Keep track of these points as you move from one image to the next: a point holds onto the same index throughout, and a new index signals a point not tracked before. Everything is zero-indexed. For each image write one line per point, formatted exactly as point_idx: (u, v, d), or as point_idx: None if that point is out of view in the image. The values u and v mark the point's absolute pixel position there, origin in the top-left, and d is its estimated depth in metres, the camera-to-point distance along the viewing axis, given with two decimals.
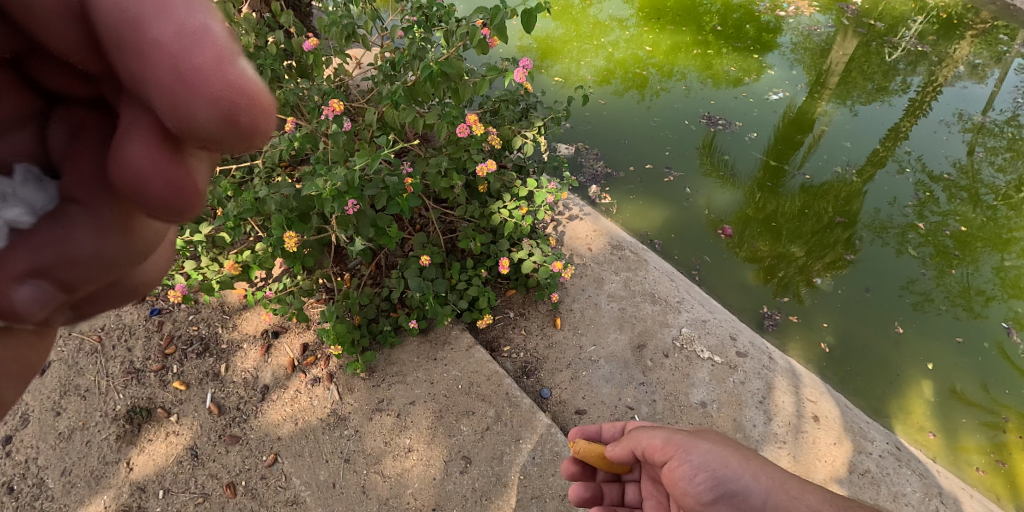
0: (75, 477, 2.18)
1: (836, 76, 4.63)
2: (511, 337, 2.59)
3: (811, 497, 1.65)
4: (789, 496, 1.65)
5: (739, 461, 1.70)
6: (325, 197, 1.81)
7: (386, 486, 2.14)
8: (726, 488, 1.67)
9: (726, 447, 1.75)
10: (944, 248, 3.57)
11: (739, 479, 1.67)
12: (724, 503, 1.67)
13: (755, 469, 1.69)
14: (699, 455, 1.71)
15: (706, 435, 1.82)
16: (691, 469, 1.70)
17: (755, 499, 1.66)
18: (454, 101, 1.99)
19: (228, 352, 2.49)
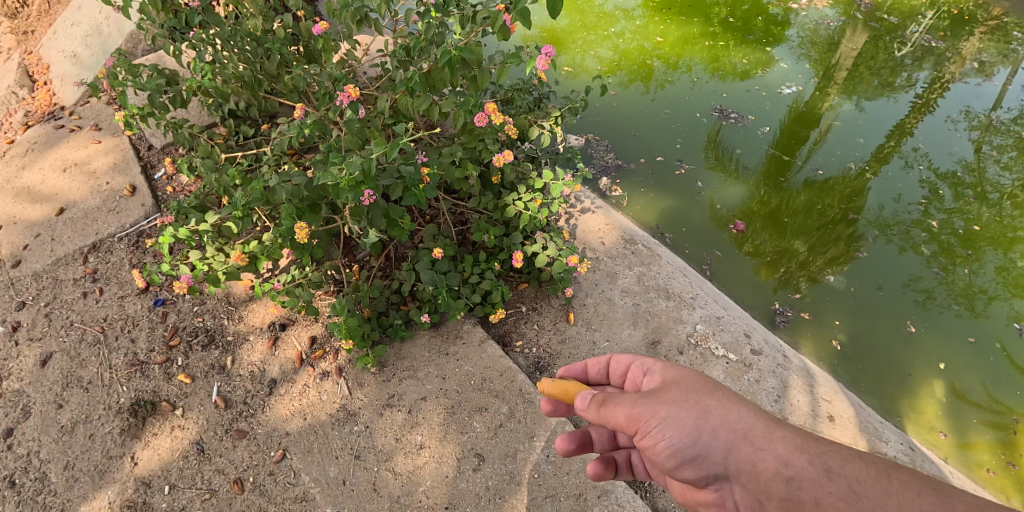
0: (78, 471, 2.14)
1: (844, 70, 4.53)
2: (524, 332, 2.54)
3: (780, 445, 1.43)
4: (754, 449, 1.44)
5: (699, 420, 1.48)
6: (342, 187, 1.76)
7: (397, 484, 2.10)
8: (687, 454, 1.48)
9: (683, 405, 1.51)
10: (948, 247, 3.48)
11: (700, 440, 1.47)
12: (690, 467, 1.50)
13: (716, 424, 1.47)
14: (654, 425, 1.49)
15: (665, 390, 1.57)
16: (649, 439, 1.50)
17: (718, 458, 1.47)
18: (473, 89, 1.93)
19: (234, 344, 2.44)
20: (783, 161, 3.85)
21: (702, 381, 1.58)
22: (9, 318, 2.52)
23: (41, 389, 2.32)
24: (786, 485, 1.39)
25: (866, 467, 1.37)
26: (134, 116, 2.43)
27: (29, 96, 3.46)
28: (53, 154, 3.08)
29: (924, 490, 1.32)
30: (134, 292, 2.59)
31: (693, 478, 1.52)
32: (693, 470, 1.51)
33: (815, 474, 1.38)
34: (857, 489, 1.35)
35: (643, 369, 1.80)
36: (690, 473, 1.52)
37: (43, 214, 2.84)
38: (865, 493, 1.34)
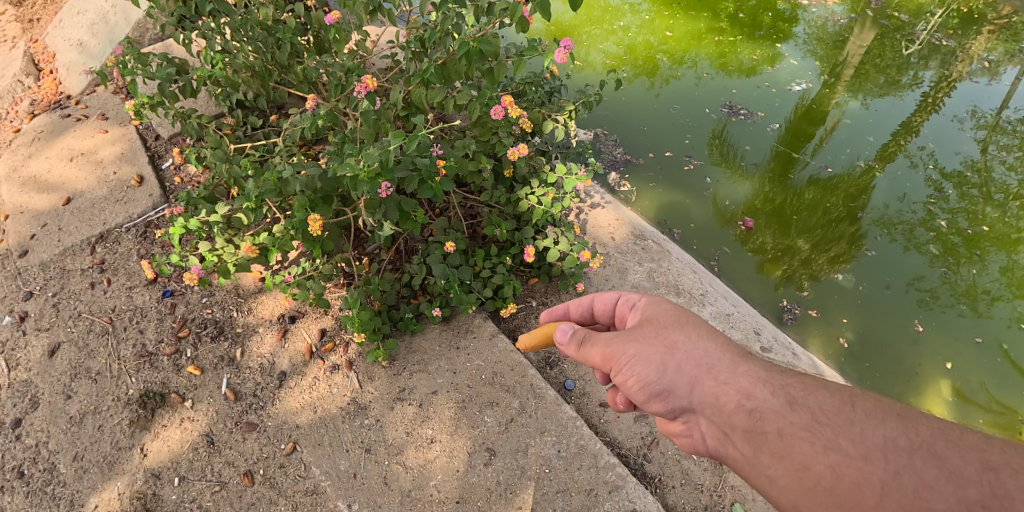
0: (87, 463, 2.14)
1: (851, 68, 4.47)
2: (535, 326, 2.53)
3: (744, 379, 1.42)
4: (718, 383, 1.43)
5: (666, 355, 1.49)
6: (359, 180, 1.75)
7: (408, 477, 2.09)
8: (655, 389, 1.50)
9: (651, 342, 1.52)
10: (952, 246, 3.47)
11: (665, 375, 1.48)
12: (658, 402, 1.51)
13: (682, 360, 1.48)
14: (624, 363, 1.52)
15: (637, 328, 1.58)
16: (621, 377, 1.54)
17: (684, 392, 1.47)
18: (490, 81, 1.93)
19: (243, 336, 2.43)
20: (792, 158, 3.83)
21: (677, 317, 1.57)
22: (17, 308, 2.51)
23: (50, 379, 2.32)
24: (748, 416, 1.37)
25: (830, 399, 1.36)
26: (145, 105, 2.42)
27: (34, 85, 3.43)
28: (60, 143, 3.06)
29: (889, 419, 1.30)
30: (142, 282, 2.58)
31: (663, 412, 1.53)
32: (661, 405, 1.52)
33: (777, 406, 1.36)
34: (820, 418, 1.32)
35: (629, 305, 1.74)
36: (659, 408, 1.53)
37: (50, 204, 2.83)
38: (829, 422, 1.31)
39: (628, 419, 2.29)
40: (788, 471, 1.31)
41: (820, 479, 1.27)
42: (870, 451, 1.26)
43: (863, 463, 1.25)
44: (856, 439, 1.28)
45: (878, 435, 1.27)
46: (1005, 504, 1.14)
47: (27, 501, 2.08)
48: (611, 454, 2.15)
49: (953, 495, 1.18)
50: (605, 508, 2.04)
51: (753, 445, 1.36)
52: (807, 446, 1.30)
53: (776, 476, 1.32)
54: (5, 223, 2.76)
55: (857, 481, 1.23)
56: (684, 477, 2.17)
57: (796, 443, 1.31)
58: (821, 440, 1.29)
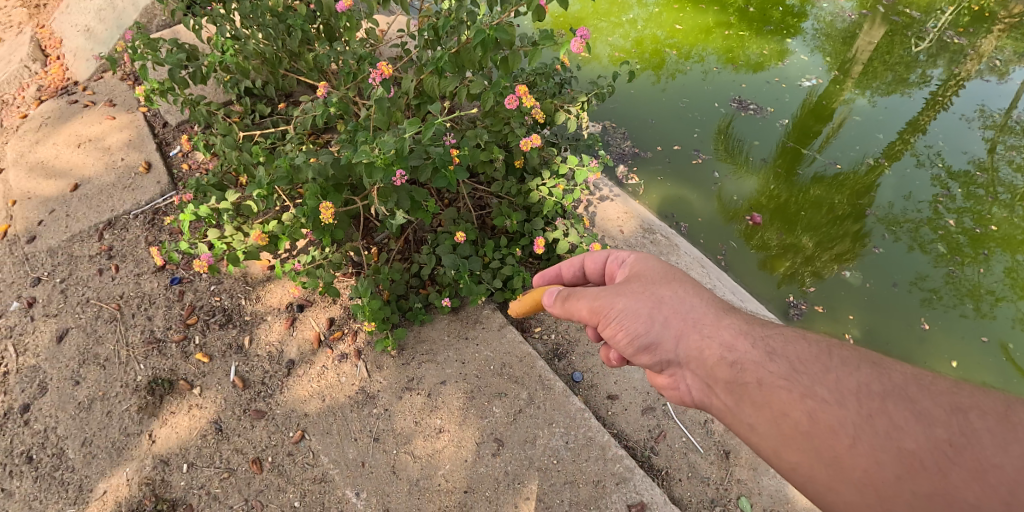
0: (96, 448, 2.14)
1: (860, 65, 4.42)
2: (543, 318, 2.53)
3: (726, 332, 1.38)
4: (701, 336, 1.38)
5: (655, 308, 1.44)
6: (375, 167, 1.75)
7: (417, 467, 2.10)
8: (642, 342, 1.44)
9: (639, 296, 1.46)
10: (957, 246, 3.45)
11: (652, 328, 1.43)
12: (645, 355, 1.46)
13: (668, 313, 1.43)
14: (613, 316, 1.46)
15: (626, 282, 1.52)
16: (610, 330, 1.48)
17: (670, 345, 1.42)
18: (505, 70, 1.93)
19: (251, 324, 2.43)
20: (800, 154, 3.82)
21: (666, 272, 1.52)
22: (25, 293, 2.51)
23: (58, 365, 2.32)
24: (730, 368, 1.32)
25: (808, 347, 1.31)
26: (155, 91, 2.41)
27: (41, 71, 3.41)
28: (67, 129, 3.05)
29: (863, 365, 1.25)
30: (150, 269, 2.57)
31: (650, 365, 1.49)
32: (648, 358, 1.46)
33: (757, 356, 1.31)
34: (798, 367, 1.28)
35: (619, 262, 1.67)
36: (646, 361, 1.48)
37: (58, 190, 2.82)
38: (806, 370, 1.27)
39: (635, 411, 2.28)
40: (769, 419, 1.25)
41: (798, 425, 1.22)
42: (844, 396, 1.21)
43: (839, 409, 1.20)
44: (832, 386, 1.23)
45: (852, 381, 1.22)
46: (973, 443, 1.11)
47: (37, 486, 2.08)
48: (619, 446, 2.15)
49: (923, 435, 1.14)
50: (613, 499, 2.04)
51: (735, 397, 1.31)
52: (786, 395, 1.25)
53: (758, 426, 1.27)
54: (13, 209, 2.76)
55: (833, 426, 1.19)
56: (691, 470, 2.17)
57: (776, 392, 1.26)
58: (799, 388, 1.24)
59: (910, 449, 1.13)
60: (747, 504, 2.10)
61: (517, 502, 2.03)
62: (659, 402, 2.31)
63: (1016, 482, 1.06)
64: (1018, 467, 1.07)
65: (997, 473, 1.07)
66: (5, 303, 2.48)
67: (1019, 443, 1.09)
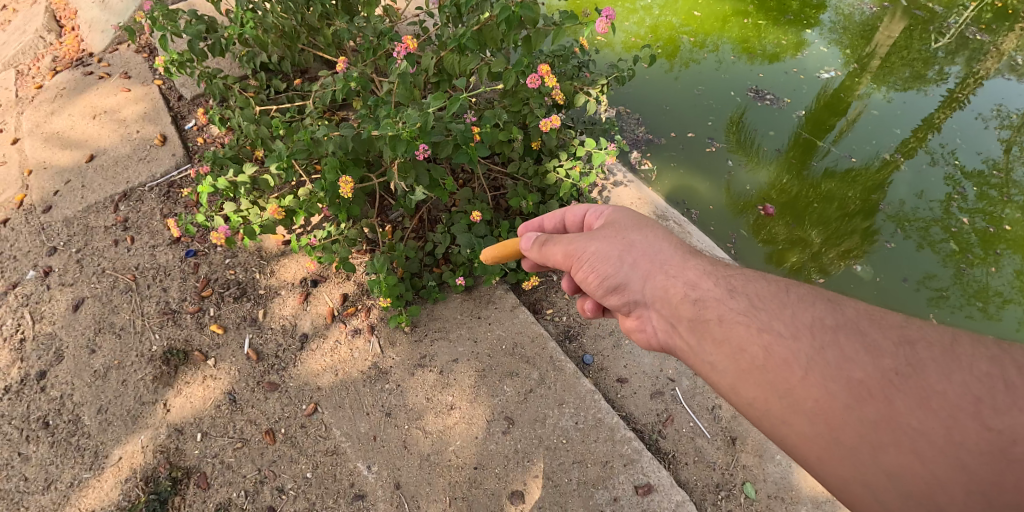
0: (111, 416, 2.17)
1: (878, 59, 4.36)
2: (555, 300, 2.54)
3: (691, 272, 1.44)
4: (667, 276, 1.45)
5: (625, 251, 1.52)
6: (399, 140, 1.77)
7: (428, 442, 2.12)
8: (611, 284, 1.53)
9: (611, 240, 1.55)
10: (966, 245, 3.40)
11: (620, 270, 1.51)
12: (615, 296, 1.55)
13: (637, 257, 1.50)
14: (584, 261, 1.56)
15: (601, 228, 1.61)
16: (581, 274, 1.58)
17: (637, 286, 1.50)
18: (527, 48, 1.95)
19: (266, 297, 2.45)
20: (815, 146, 3.79)
21: (637, 219, 1.60)
22: (41, 263, 2.53)
23: (75, 333, 2.34)
24: (693, 306, 1.38)
25: (767, 285, 1.36)
26: (174, 62, 2.41)
27: (56, 41, 3.40)
28: (83, 101, 3.05)
29: (817, 301, 1.29)
30: (166, 242, 2.59)
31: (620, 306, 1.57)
32: (618, 299, 1.55)
33: (719, 294, 1.36)
34: (757, 304, 1.32)
35: (596, 213, 1.71)
36: (616, 303, 1.57)
37: (74, 160, 2.83)
38: (764, 307, 1.31)
39: (644, 395, 2.29)
40: (728, 355, 1.29)
41: (756, 360, 1.25)
42: (799, 330, 1.24)
43: (793, 342, 1.23)
44: (788, 321, 1.26)
45: (807, 316, 1.26)
46: (918, 372, 1.13)
47: (53, 451, 2.11)
48: (627, 428, 2.16)
49: (872, 365, 1.15)
50: (620, 480, 2.06)
51: (697, 334, 1.36)
52: (744, 330, 1.28)
53: (718, 362, 1.31)
54: (28, 179, 2.77)
55: (788, 358, 1.22)
56: (697, 455, 2.18)
57: (735, 328, 1.30)
58: (757, 323, 1.28)
59: (858, 379, 1.15)
60: (752, 490, 2.11)
61: (526, 479, 2.06)
62: (667, 387, 2.31)
63: (956, 407, 1.08)
64: (960, 394, 1.09)
65: (939, 399, 1.09)
66: (22, 271, 2.50)
67: (962, 371, 1.11)
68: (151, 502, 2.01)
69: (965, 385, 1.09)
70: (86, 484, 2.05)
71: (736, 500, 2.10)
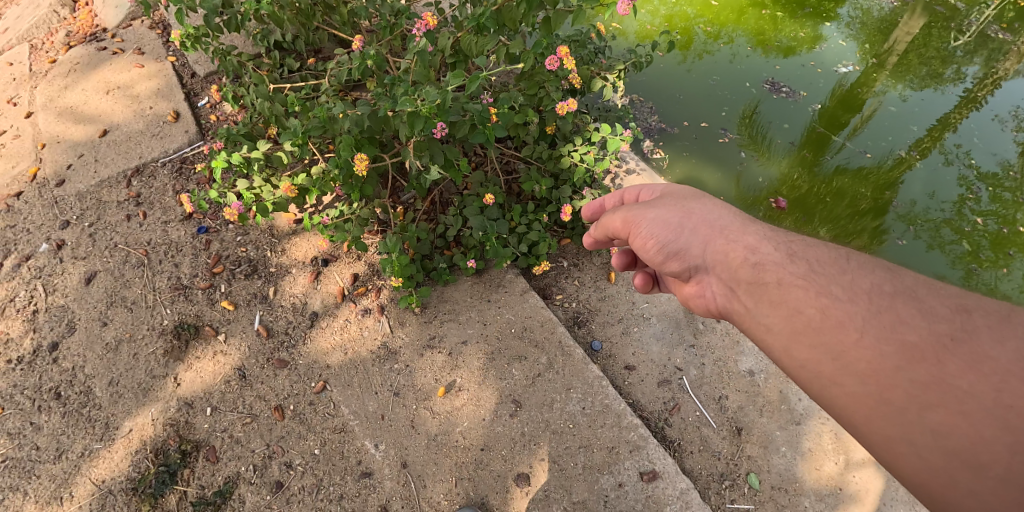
0: (122, 388, 2.19)
1: (896, 55, 4.30)
2: (564, 286, 2.53)
3: (751, 238, 1.50)
4: (727, 241, 1.50)
5: (685, 218, 1.58)
6: (418, 117, 1.79)
7: (435, 422, 2.14)
8: (670, 249, 1.58)
9: (671, 208, 1.61)
10: (976, 248, 3.34)
11: (682, 236, 1.56)
12: (674, 262, 1.59)
13: (697, 222, 1.56)
14: (643, 225, 1.61)
15: (659, 199, 1.68)
16: (640, 240, 1.63)
17: (697, 251, 1.55)
18: (546, 30, 1.95)
19: (276, 275, 2.46)
20: (829, 140, 3.76)
21: (693, 192, 1.67)
22: (54, 236, 2.54)
23: (87, 305, 2.36)
24: (752, 269, 1.44)
25: (827, 253, 1.42)
26: (190, 36, 2.40)
27: (70, 16, 3.39)
28: (97, 75, 3.05)
29: (878, 270, 1.36)
30: (178, 218, 2.60)
31: (678, 273, 1.61)
32: (677, 265, 1.59)
33: (778, 258, 1.43)
34: (816, 269, 1.38)
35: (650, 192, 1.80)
36: (675, 270, 1.61)
37: (87, 135, 2.84)
38: (822, 272, 1.37)
39: (652, 383, 2.29)
40: (783, 317, 1.35)
41: (811, 321, 1.31)
42: (856, 295, 1.31)
43: (850, 306, 1.29)
44: (846, 286, 1.33)
45: (865, 282, 1.32)
46: (972, 337, 1.18)
47: (64, 421, 2.13)
48: (634, 415, 2.16)
49: (926, 329, 1.22)
50: (625, 466, 2.06)
51: (754, 296, 1.42)
52: (802, 293, 1.35)
53: (773, 324, 1.37)
54: (42, 152, 2.79)
55: (844, 320, 1.27)
56: (703, 444, 2.18)
57: (793, 291, 1.36)
58: (816, 287, 1.34)
59: (912, 341, 1.21)
60: (756, 481, 2.11)
61: (532, 462, 2.07)
62: (675, 376, 2.30)
63: (1009, 371, 1.12)
64: (1014, 360, 1.13)
65: (991, 364, 1.14)
66: (35, 244, 2.51)
67: (1016, 339, 1.16)
68: (160, 474, 2.03)
69: (1018, 352, 1.14)
70: (97, 455, 2.07)
71: (740, 490, 2.10)
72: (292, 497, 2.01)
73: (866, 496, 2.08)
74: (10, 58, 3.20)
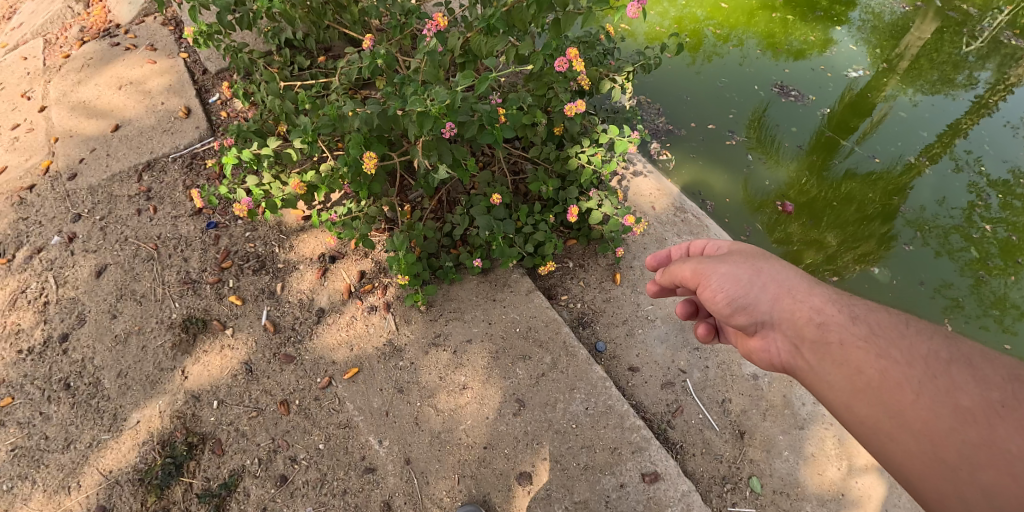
0: (131, 380, 2.22)
1: (907, 60, 4.28)
2: (570, 287, 2.53)
3: (817, 298, 1.54)
4: (795, 300, 1.54)
5: (757, 275, 1.58)
6: (428, 117, 1.82)
7: (439, 420, 2.15)
8: (737, 303, 1.59)
9: (740, 264, 1.62)
10: (986, 255, 3.29)
11: (751, 291, 1.57)
12: (741, 316, 1.61)
13: (767, 280, 1.57)
14: (714, 278, 1.61)
15: (728, 254, 1.68)
16: (708, 291, 1.62)
17: (765, 307, 1.56)
18: (555, 32, 1.97)
19: (284, 271, 2.48)
20: (838, 144, 3.75)
21: (761, 250, 1.68)
22: (66, 229, 2.57)
23: (97, 298, 2.39)
24: (817, 328, 1.49)
25: (887, 317, 1.48)
26: (203, 33, 2.43)
27: (84, 12, 3.42)
28: (110, 71, 3.08)
29: (935, 336, 1.41)
30: (188, 213, 2.63)
31: (744, 326, 1.62)
32: (744, 319, 1.61)
33: (842, 319, 1.48)
34: (877, 331, 1.44)
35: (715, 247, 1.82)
36: (741, 323, 1.61)
37: (99, 129, 2.87)
38: (884, 335, 1.43)
39: (655, 385, 2.29)
40: (844, 375, 1.42)
41: (871, 381, 1.38)
42: (914, 358, 1.37)
43: (908, 368, 1.36)
44: (905, 349, 1.39)
45: (922, 347, 1.38)
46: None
47: (74, 412, 2.16)
48: (637, 416, 2.17)
49: (977, 394, 1.28)
50: (627, 467, 2.07)
51: (818, 354, 1.48)
52: (863, 354, 1.41)
53: (835, 381, 1.44)
54: (55, 146, 2.82)
55: (901, 382, 1.35)
56: (706, 446, 2.18)
57: (855, 351, 1.42)
58: (876, 350, 1.41)
59: (965, 405, 1.28)
60: (758, 484, 2.11)
61: (535, 461, 2.08)
62: (678, 378, 2.30)
63: None
64: None
65: None
66: (46, 237, 2.54)
67: None
68: (166, 465, 2.05)
69: None
70: (105, 445, 2.10)
71: (741, 494, 2.10)
72: (296, 491, 2.03)
73: (868, 502, 2.08)
74: (24, 53, 3.24)
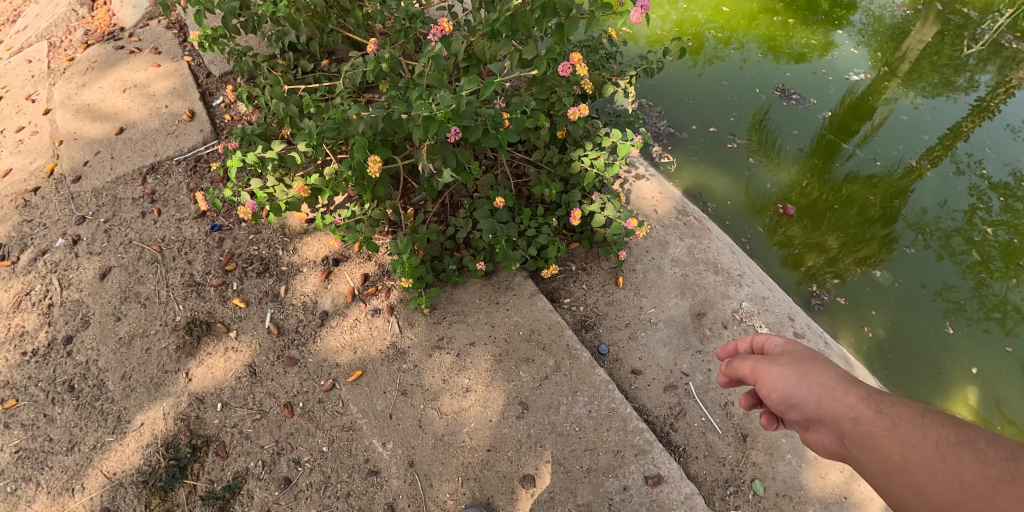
0: (135, 382, 2.22)
1: (908, 63, 4.29)
2: (572, 290, 2.54)
3: (854, 390, 1.34)
4: (839, 397, 1.34)
5: (809, 374, 1.38)
6: (433, 121, 1.84)
7: (443, 422, 2.15)
8: (783, 403, 1.40)
9: (789, 362, 1.42)
10: (988, 258, 3.29)
11: (799, 392, 1.38)
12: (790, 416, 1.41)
13: (815, 380, 1.37)
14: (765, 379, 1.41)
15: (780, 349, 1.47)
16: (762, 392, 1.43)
17: (813, 408, 1.36)
18: (559, 36, 1.99)
19: (288, 274, 2.49)
20: (839, 147, 3.76)
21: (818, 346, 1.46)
22: (70, 231, 2.57)
23: (101, 300, 2.40)
24: (852, 424, 1.31)
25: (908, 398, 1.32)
26: (208, 37, 2.44)
27: (88, 15, 3.44)
28: (114, 74, 3.10)
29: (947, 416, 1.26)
30: (192, 215, 2.64)
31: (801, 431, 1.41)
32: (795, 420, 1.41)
33: (873, 410, 1.30)
34: (896, 415, 1.29)
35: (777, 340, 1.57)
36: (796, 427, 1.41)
37: (103, 132, 2.88)
38: (899, 416, 1.28)
39: (658, 388, 2.29)
40: (874, 464, 1.27)
41: (890, 466, 1.25)
42: (927, 441, 1.23)
43: (920, 450, 1.22)
44: (920, 431, 1.25)
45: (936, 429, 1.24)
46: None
47: (78, 414, 2.17)
48: (640, 419, 2.17)
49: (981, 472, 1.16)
50: (631, 469, 2.07)
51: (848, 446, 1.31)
52: (885, 441, 1.26)
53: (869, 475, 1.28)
54: (59, 148, 2.83)
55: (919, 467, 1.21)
56: (708, 450, 2.18)
57: (879, 439, 1.27)
58: (896, 435, 1.26)
59: (969, 483, 1.16)
60: (761, 488, 2.11)
61: (538, 464, 2.08)
62: (680, 381, 2.31)
63: None
64: None
65: None
66: (51, 239, 2.55)
67: None
68: (170, 468, 2.06)
69: None
70: (109, 448, 2.11)
71: (744, 496, 2.10)
72: (300, 494, 2.03)
73: (871, 505, 2.10)
74: (29, 56, 3.25)
